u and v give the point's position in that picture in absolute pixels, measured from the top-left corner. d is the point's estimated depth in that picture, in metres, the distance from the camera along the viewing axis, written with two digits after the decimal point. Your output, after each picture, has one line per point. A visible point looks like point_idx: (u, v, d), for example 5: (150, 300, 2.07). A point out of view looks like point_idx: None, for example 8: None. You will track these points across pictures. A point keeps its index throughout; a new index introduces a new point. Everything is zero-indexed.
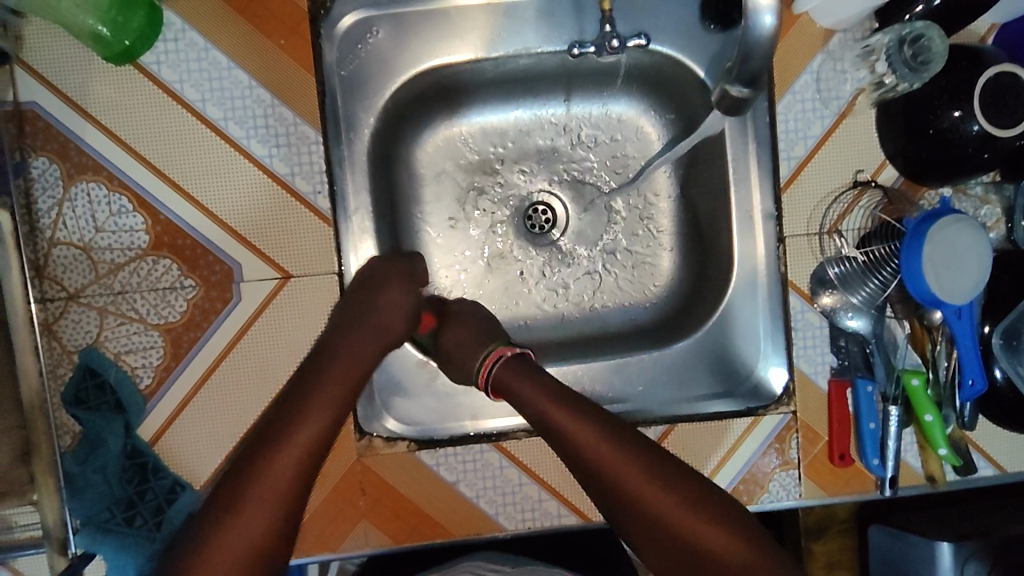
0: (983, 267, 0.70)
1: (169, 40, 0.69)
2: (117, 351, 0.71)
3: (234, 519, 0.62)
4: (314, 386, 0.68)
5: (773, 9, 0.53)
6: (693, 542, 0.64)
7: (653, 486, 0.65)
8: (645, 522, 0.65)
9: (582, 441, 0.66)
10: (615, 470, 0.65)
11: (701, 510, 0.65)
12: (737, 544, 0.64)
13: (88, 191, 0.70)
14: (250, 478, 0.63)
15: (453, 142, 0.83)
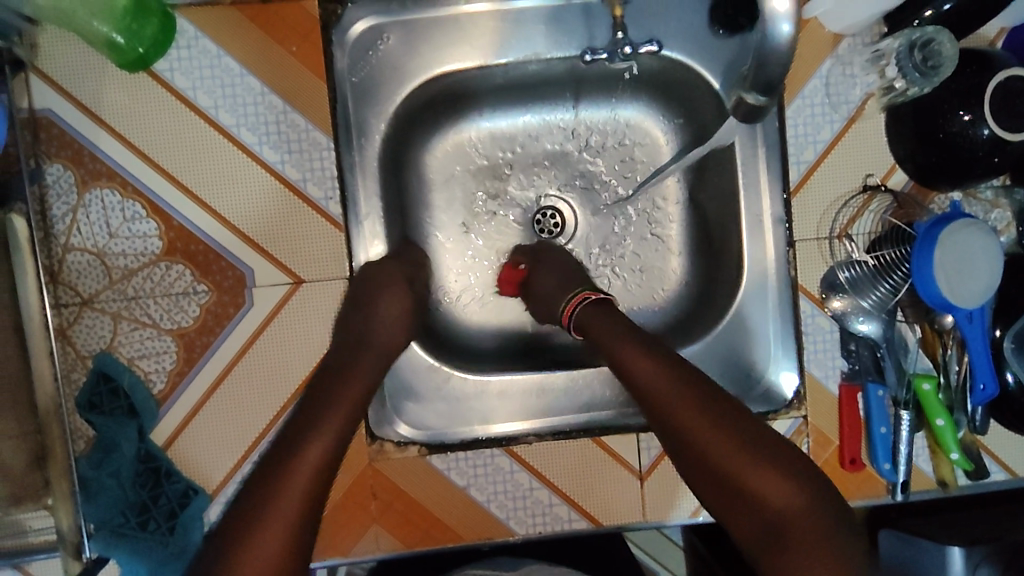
0: (995, 270, 0.70)
1: (181, 48, 0.70)
2: (131, 356, 0.71)
3: (257, 530, 0.55)
4: (327, 399, 0.64)
5: (791, 18, 0.53)
6: (754, 493, 0.59)
7: (721, 430, 0.61)
8: (705, 469, 0.62)
9: (643, 383, 0.65)
10: (677, 414, 0.63)
11: (761, 459, 0.60)
12: (804, 506, 0.58)
13: (102, 198, 0.70)
14: (271, 486, 0.57)
15: (462, 148, 0.84)
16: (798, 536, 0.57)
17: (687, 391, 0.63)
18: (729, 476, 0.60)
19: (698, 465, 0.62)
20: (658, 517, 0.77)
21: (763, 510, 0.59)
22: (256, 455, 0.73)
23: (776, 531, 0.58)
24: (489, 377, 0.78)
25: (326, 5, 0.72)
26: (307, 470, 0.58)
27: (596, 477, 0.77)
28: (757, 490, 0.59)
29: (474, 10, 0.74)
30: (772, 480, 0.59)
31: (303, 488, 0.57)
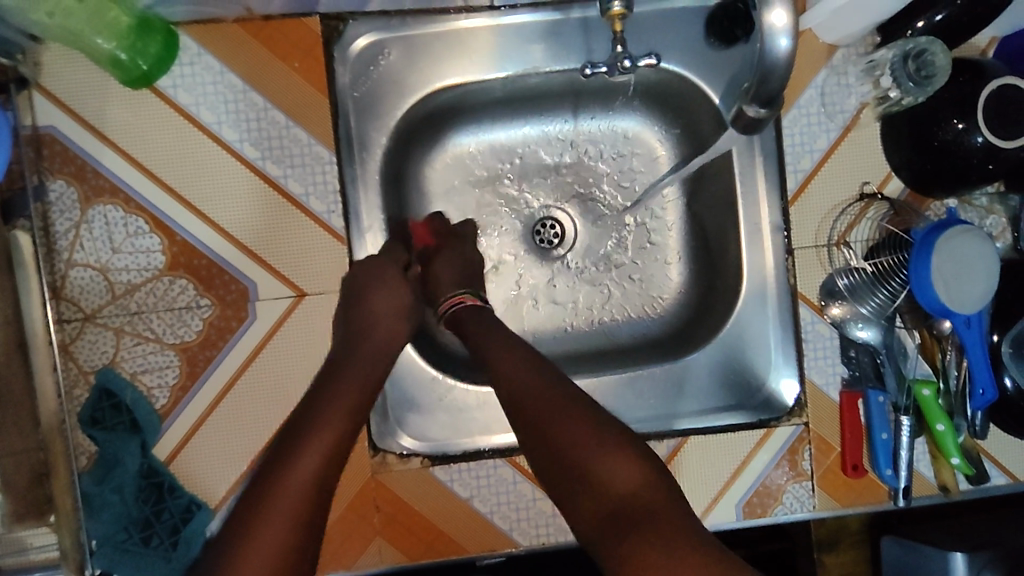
0: (991, 277, 0.70)
1: (185, 64, 0.71)
2: (133, 371, 0.71)
3: (251, 543, 0.54)
4: (320, 412, 0.63)
5: (788, 33, 0.54)
6: (599, 478, 0.58)
7: (571, 415, 0.61)
8: (552, 460, 0.60)
9: (515, 376, 0.65)
10: (536, 404, 0.62)
11: (612, 444, 0.59)
12: (649, 489, 0.57)
13: (105, 214, 0.70)
14: (263, 499, 0.56)
15: (461, 160, 0.84)
16: (640, 514, 0.55)
17: (547, 383, 0.64)
18: (576, 464, 0.59)
19: (548, 457, 0.60)
20: None
21: (608, 495, 0.57)
22: None
23: (621, 511, 0.56)
24: (492, 387, 0.78)
25: (328, 21, 0.73)
26: (306, 482, 0.57)
27: None
28: (608, 478, 0.57)
29: (471, 24, 0.75)
30: (621, 464, 0.58)
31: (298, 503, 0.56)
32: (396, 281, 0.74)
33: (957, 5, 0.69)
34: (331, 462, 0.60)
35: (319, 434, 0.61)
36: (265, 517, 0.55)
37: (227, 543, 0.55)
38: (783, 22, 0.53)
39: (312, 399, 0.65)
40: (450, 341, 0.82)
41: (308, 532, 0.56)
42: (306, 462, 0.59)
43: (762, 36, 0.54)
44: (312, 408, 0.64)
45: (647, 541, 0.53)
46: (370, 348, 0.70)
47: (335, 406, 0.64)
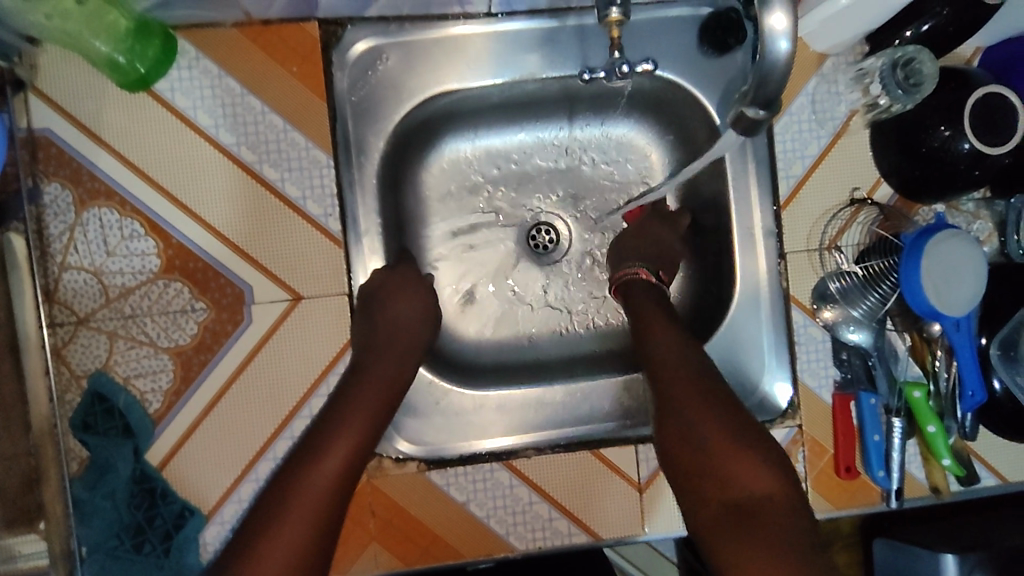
0: (981, 280, 0.71)
1: (182, 68, 0.71)
2: (127, 375, 0.71)
3: (267, 542, 0.56)
4: (346, 417, 0.66)
5: (788, 35, 0.52)
6: (732, 477, 0.60)
7: (716, 413, 0.63)
8: (690, 450, 0.62)
9: (667, 357, 0.68)
10: (686, 392, 0.65)
11: (753, 448, 0.61)
12: (782, 498, 0.58)
13: (100, 217, 0.70)
14: (286, 502, 0.59)
15: (457, 166, 0.85)
16: (773, 518, 0.57)
17: (688, 369, 0.67)
18: (714, 462, 0.60)
19: (687, 444, 0.62)
20: (658, 529, 0.77)
21: (736, 494, 0.59)
22: (255, 474, 0.72)
23: (752, 510, 0.57)
24: (488, 391, 0.79)
25: (327, 26, 0.73)
26: (323, 487, 0.60)
27: (595, 489, 0.77)
28: (746, 478, 0.59)
29: (460, 32, 0.76)
30: (756, 468, 0.60)
31: (315, 508, 0.59)
32: (416, 288, 0.76)
33: (944, 15, 0.71)
34: (348, 469, 0.62)
35: (341, 442, 0.64)
36: (284, 520, 0.57)
37: (243, 541, 0.57)
38: (782, 25, 0.51)
39: (337, 406, 0.67)
40: (446, 344, 0.83)
41: (322, 536, 0.58)
42: (327, 468, 0.61)
43: (761, 39, 0.53)
44: (341, 412, 0.67)
45: (770, 541, 0.55)
46: (381, 356, 0.71)
47: (360, 413, 0.67)
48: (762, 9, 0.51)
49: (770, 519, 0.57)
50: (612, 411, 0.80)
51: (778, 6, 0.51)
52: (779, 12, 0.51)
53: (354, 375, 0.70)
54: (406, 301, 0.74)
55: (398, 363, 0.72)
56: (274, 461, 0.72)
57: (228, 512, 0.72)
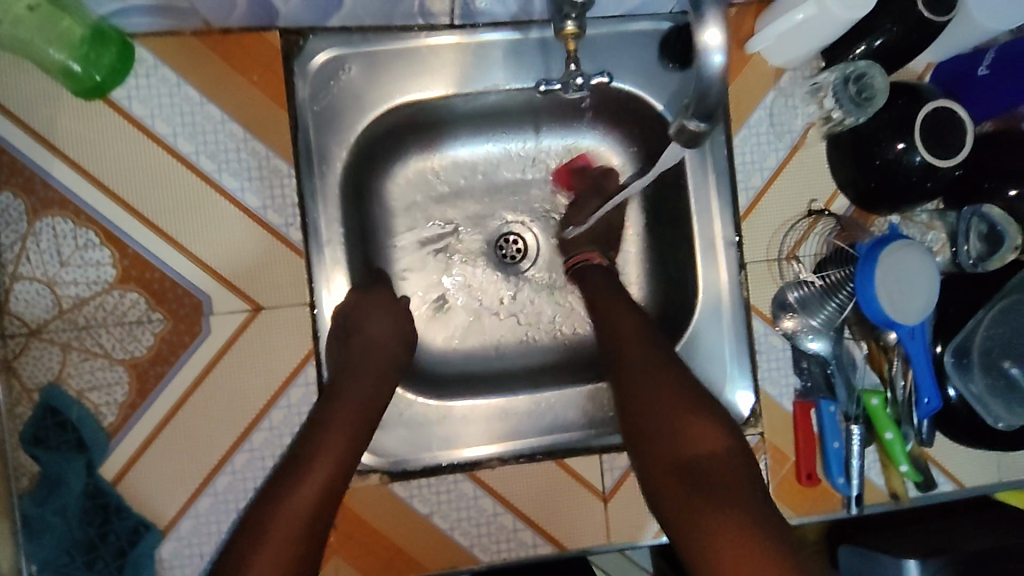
0: (933, 289, 0.73)
1: (140, 76, 0.70)
2: (80, 388, 0.69)
3: (255, 558, 0.60)
4: (329, 432, 0.68)
5: (723, 49, 0.50)
6: (683, 436, 0.65)
7: (669, 379, 0.69)
8: (646, 419, 0.67)
9: (625, 335, 0.73)
10: (639, 366, 0.70)
11: (698, 413, 0.67)
12: (726, 452, 0.65)
13: (54, 226, 0.69)
14: (265, 530, 0.61)
15: (423, 176, 0.85)
16: (714, 475, 0.63)
17: (644, 343, 0.72)
18: (663, 427, 0.66)
19: (639, 414, 0.68)
20: (623, 539, 0.77)
21: (688, 451, 0.65)
22: (213, 487, 0.71)
23: (692, 471, 0.64)
24: (453, 403, 0.78)
25: (288, 36, 0.73)
26: (307, 504, 0.63)
27: (560, 499, 0.77)
28: (692, 441, 0.65)
29: (436, 42, 0.76)
30: (702, 429, 0.66)
31: (293, 533, 0.61)
32: (393, 312, 0.76)
33: (895, 32, 0.72)
34: (329, 487, 0.65)
35: (326, 456, 0.66)
36: (263, 549, 0.60)
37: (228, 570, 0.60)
38: (717, 41, 0.50)
39: (318, 422, 0.69)
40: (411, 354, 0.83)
41: (303, 559, 0.61)
42: (308, 490, 0.64)
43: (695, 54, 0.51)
44: (321, 431, 0.68)
45: (708, 500, 0.62)
46: (356, 377, 0.71)
47: (339, 426, 0.68)
48: (696, 24, 0.50)
49: (709, 478, 0.63)
50: (578, 421, 0.79)
51: (712, 21, 0.50)
52: (712, 28, 0.49)
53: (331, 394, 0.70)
54: (381, 325, 0.74)
55: (375, 380, 0.72)
56: (232, 475, 0.71)
57: (186, 528, 0.70)
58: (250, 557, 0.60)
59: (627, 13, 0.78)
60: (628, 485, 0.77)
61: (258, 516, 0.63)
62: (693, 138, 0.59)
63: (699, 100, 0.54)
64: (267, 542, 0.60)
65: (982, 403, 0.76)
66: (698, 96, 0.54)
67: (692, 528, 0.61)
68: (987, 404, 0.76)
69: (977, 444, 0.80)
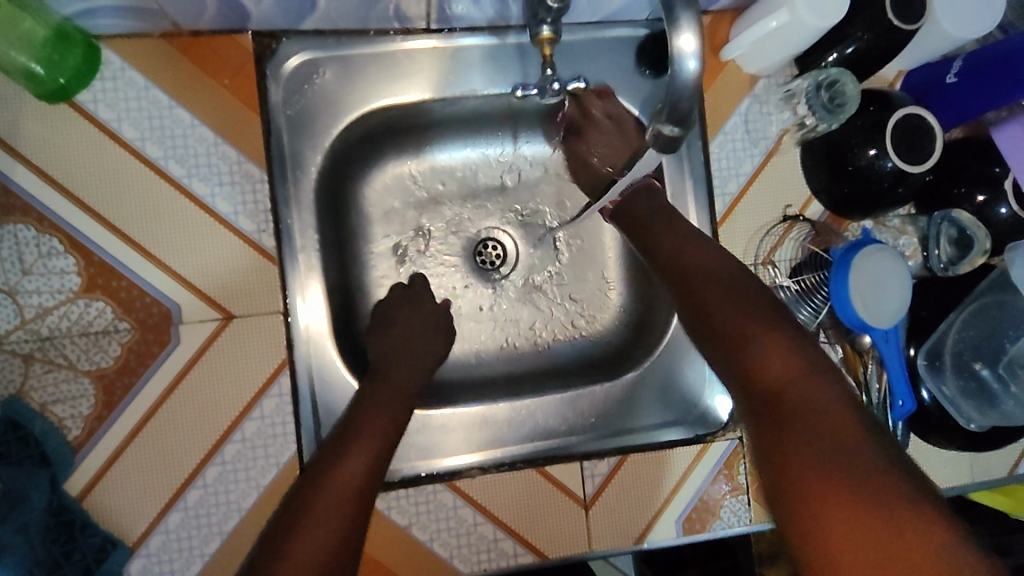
0: (905, 292, 0.74)
1: (106, 79, 0.68)
2: (44, 402, 0.67)
3: (296, 545, 0.53)
4: (362, 426, 0.64)
5: (697, 55, 0.50)
6: (757, 359, 0.59)
7: (736, 301, 0.63)
8: (718, 339, 0.62)
9: (685, 261, 0.68)
10: (706, 285, 0.65)
11: (783, 332, 0.60)
12: (807, 373, 0.57)
13: (14, 233, 0.66)
14: (310, 504, 0.56)
15: (399, 181, 0.84)
16: (795, 396, 0.56)
17: (709, 267, 0.67)
18: (742, 349, 0.60)
19: (715, 332, 0.63)
20: (604, 547, 0.77)
21: (764, 373, 0.58)
22: (185, 500, 0.69)
23: (779, 393, 0.57)
24: (431, 411, 0.77)
25: (260, 39, 0.72)
26: (350, 487, 0.58)
27: (542, 507, 0.76)
28: (777, 363, 0.58)
29: (413, 46, 0.75)
30: (778, 350, 0.59)
31: (340, 515, 0.56)
32: (430, 313, 0.78)
33: (865, 40, 0.72)
34: (368, 476, 0.60)
35: (361, 448, 0.61)
36: (304, 529, 0.54)
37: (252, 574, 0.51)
38: (690, 46, 0.50)
39: (351, 417, 0.65)
40: None
41: (346, 544, 0.55)
42: (349, 472, 0.59)
43: (670, 59, 0.51)
44: (353, 426, 0.64)
45: (803, 423, 0.54)
46: (401, 371, 0.72)
47: (376, 421, 0.65)
48: (671, 30, 0.50)
49: (800, 402, 0.56)
50: (560, 427, 0.79)
51: (686, 27, 0.50)
52: (686, 34, 0.49)
53: (370, 391, 0.68)
54: (419, 321, 0.77)
55: (415, 371, 0.73)
56: (203, 489, 0.69)
57: (155, 544, 0.68)
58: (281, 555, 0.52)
59: (603, 20, 0.77)
60: (609, 492, 0.77)
61: (296, 505, 0.56)
62: (669, 144, 0.58)
63: (672, 107, 0.54)
64: (307, 524, 0.54)
65: (955, 405, 0.78)
66: (670, 102, 0.54)
67: (790, 467, 0.53)
68: (959, 405, 0.78)
69: (953, 443, 0.81)
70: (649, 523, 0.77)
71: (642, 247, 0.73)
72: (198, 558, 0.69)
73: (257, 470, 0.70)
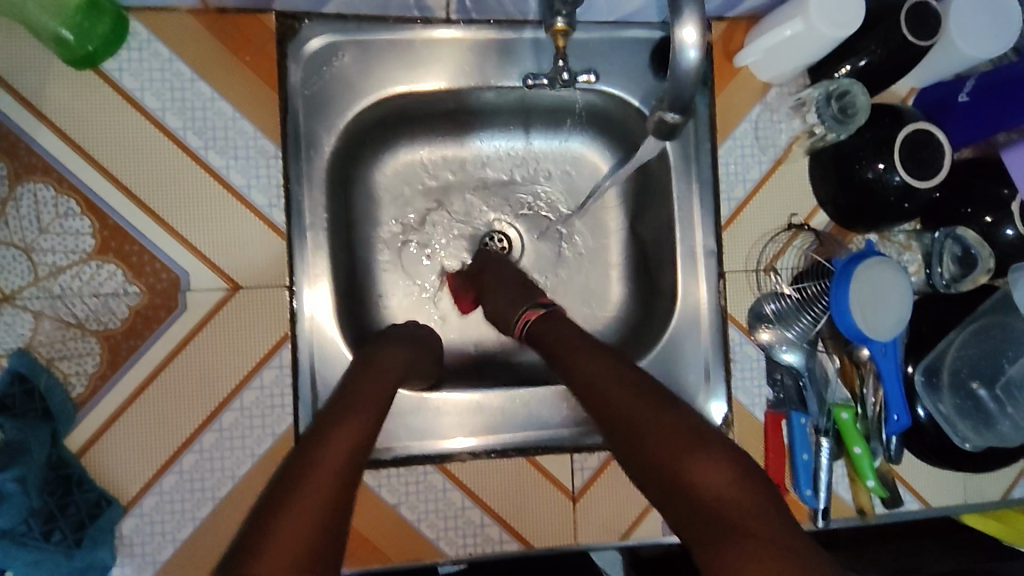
0: (905, 306, 0.74)
1: (132, 49, 0.70)
2: (50, 357, 0.69)
3: (282, 520, 0.47)
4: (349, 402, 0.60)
5: (697, 45, 0.50)
6: (686, 479, 0.50)
7: (650, 412, 0.56)
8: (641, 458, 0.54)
9: (588, 375, 0.62)
10: (611, 397, 0.59)
11: (699, 444, 0.52)
12: (741, 489, 0.49)
13: (35, 192, 0.69)
14: (307, 471, 0.51)
15: (409, 168, 0.85)
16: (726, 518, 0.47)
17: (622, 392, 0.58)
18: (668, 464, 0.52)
19: (634, 454, 0.55)
20: (590, 540, 0.77)
21: (699, 494, 0.49)
22: (180, 465, 0.70)
23: (715, 510, 0.48)
24: (428, 394, 0.77)
25: (284, 19, 0.73)
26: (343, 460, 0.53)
27: (528, 495, 0.77)
28: (695, 473, 0.50)
29: (432, 36, 0.76)
30: (706, 463, 0.50)
31: (323, 501, 0.49)
32: (423, 334, 0.76)
33: (878, 53, 0.74)
34: (351, 461, 0.54)
35: (345, 430, 0.56)
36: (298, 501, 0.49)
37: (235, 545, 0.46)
38: (692, 38, 0.50)
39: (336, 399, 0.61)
40: None
41: (333, 523, 0.49)
42: (334, 451, 0.54)
43: (671, 50, 0.51)
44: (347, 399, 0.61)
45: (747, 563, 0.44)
46: (387, 353, 0.69)
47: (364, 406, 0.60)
48: (674, 21, 0.50)
49: (730, 522, 0.47)
50: (553, 419, 0.79)
51: (690, 19, 0.50)
52: (689, 26, 0.49)
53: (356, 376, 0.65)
54: (422, 343, 0.74)
55: (404, 360, 0.69)
56: (199, 454, 0.71)
57: (149, 504, 0.70)
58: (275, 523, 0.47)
59: (620, 20, 0.78)
60: (597, 486, 0.78)
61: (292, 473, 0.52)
62: (671, 130, 0.59)
63: (675, 94, 0.54)
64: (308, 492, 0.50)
65: (950, 424, 0.78)
66: (673, 92, 0.54)
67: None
68: (955, 425, 0.78)
69: (945, 463, 0.81)
70: (634, 522, 0.78)
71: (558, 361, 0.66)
72: (190, 521, 0.70)
73: (252, 439, 0.72)
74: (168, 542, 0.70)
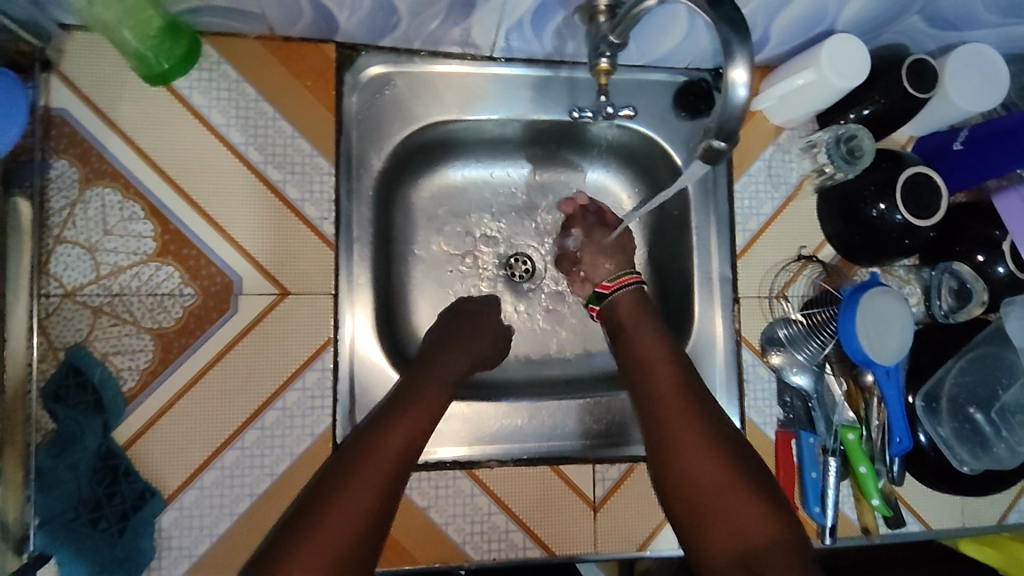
0: (907, 333, 0.80)
1: (203, 70, 0.76)
2: (105, 351, 0.72)
3: (297, 554, 0.53)
4: (398, 414, 0.66)
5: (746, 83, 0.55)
6: (733, 524, 0.62)
7: (703, 452, 0.66)
8: (687, 500, 0.65)
9: (655, 378, 0.73)
10: (666, 419, 0.70)
11: (742, 485, 0.64)
12: (783, 536, 0.60)
13: (102, 196, 0.73)
14: (336, 489, 0.58)
15: (446, 191, 0.91)
16: (767, 557, 0.59)
17: (641, 344, 0.77)
18: (715, 506, 0.63)
19: (679, 487, 0.66)
20: (611, 550, 0.80)
21: (751, 542, 0.60)
22: (221, 460, 0.73)
23: (760, 553, 0.59)
24: (455, 404, 0.81)
25: (343, 50, 0.80)
26: (381, 473, 0.60)
27: (552, 505, 0.80)
28: (744, 514, 0.62)
29: (444, 70, 0.82)
30: (754, 511, 0.62)
31: (359, 514, 0.57)
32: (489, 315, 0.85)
33: (882, 103, 0.81)
34: (384, 488, 0.59)
35: (382, 455, 0.61)
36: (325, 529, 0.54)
37: (266, 560, 0.53)
38: (743, 78, 0.54)
39: (383, 412, 0.67)
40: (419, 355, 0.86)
41: (364, 543, 0.56)
42: (367, 481, 0.59)
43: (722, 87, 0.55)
44: (396, 407, 0.67)
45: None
46: (447, 358, 0.76)
47: (399, 427, 0.64)
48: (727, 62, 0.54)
49: (767, 559, 0.59)
50: (570, 432, 0.83)
51: (740, 61, 0.54)
52: (741, 69, 0.54)
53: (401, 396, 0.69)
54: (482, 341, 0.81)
55: (465, 364, 0.77)
56: (241, 451, 0.74)
57: (189, 499, 0.72)
58: (282, 562, 0.53)
59: (647, 64, 0.85)
60: (618, 497, 0.81)
61: (325, 488, 0.58)
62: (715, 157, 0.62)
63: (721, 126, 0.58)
64: (335, 506, 0.56)
65: (950, 448, 0.83)
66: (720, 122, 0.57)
67: None
68: (955, 449, 0.83)
69: (945, 487, 0.85)
70: (651, 532, 0.81)
71: (625, 351, 0.78)
72: (227, 516, 0.73)
73: (292, 438, 0.75)
74: (204, 537, 0.72)
